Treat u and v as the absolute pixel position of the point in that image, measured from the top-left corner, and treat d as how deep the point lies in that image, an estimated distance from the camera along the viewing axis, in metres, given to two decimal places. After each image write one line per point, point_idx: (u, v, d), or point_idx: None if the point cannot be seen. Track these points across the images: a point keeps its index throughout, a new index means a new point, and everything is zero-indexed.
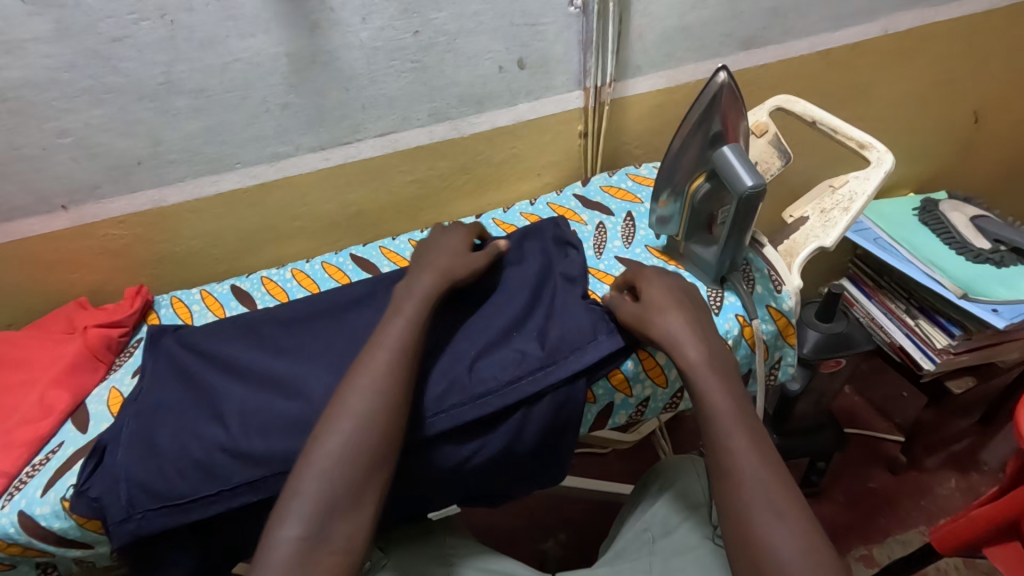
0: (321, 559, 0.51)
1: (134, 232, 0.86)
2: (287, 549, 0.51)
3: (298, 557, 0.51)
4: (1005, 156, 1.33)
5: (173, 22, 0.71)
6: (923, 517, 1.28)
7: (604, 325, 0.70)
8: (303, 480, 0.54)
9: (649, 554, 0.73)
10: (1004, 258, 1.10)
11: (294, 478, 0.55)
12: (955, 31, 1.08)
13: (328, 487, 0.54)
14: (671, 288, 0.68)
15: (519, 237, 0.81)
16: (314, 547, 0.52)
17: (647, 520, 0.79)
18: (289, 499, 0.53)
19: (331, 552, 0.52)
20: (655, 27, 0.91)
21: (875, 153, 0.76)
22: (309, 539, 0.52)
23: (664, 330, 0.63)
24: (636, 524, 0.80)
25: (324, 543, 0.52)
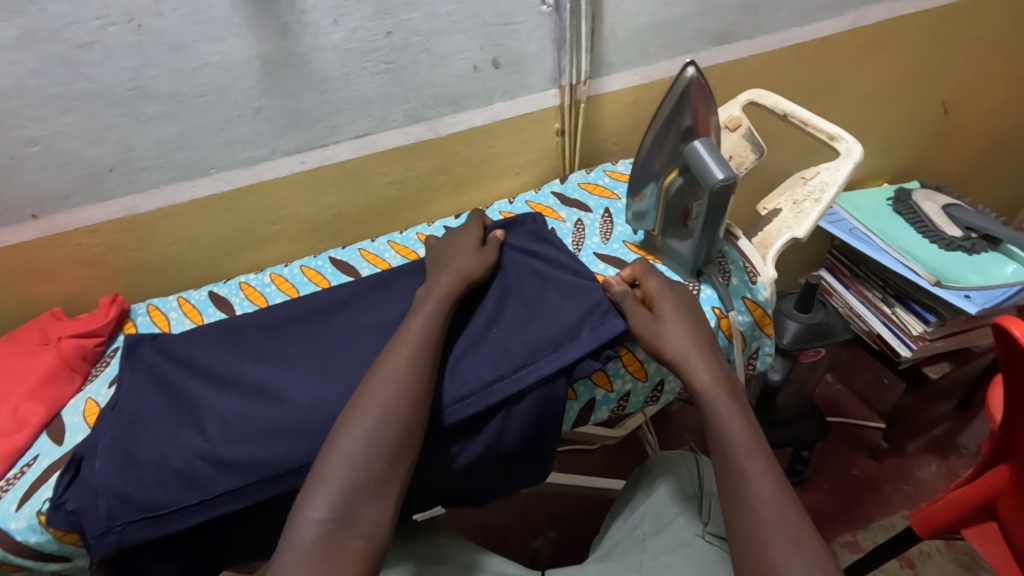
0: (346, 542, 0.53)
1: (108, 241, 0.85)
2: (313, 531, 0.53)
3: (324, 538, 0.53)
4: (974, 145, 1.36)
5: (141, 27, 0.70)
6: (905, 501, 1.30)
7: (586, 320, 0.69)
8: (331, 465, 0.56)
9: (639, 553, 0.73)
10: (975, 245, 1.13)
11: (321, 462, 0.56)
12: (922, 24, 1.10)
13: (354, 472, 0.56)
14: (683, 302, 0.71)
15: (501, 228, 0.82)
16: (340, 530, 0.54)
17: (637, 518, 0.80)
18: (317, 482, 0.55)
19: (356, 536, 0.54)
20: (628, 24, 0.92)
21: (845, 145, 0.78)
22: (334, 523, 0.54)
23: (676, 345, 0.66)
24: (626, 522, 0.81)
25: (351, 526, 0.54)
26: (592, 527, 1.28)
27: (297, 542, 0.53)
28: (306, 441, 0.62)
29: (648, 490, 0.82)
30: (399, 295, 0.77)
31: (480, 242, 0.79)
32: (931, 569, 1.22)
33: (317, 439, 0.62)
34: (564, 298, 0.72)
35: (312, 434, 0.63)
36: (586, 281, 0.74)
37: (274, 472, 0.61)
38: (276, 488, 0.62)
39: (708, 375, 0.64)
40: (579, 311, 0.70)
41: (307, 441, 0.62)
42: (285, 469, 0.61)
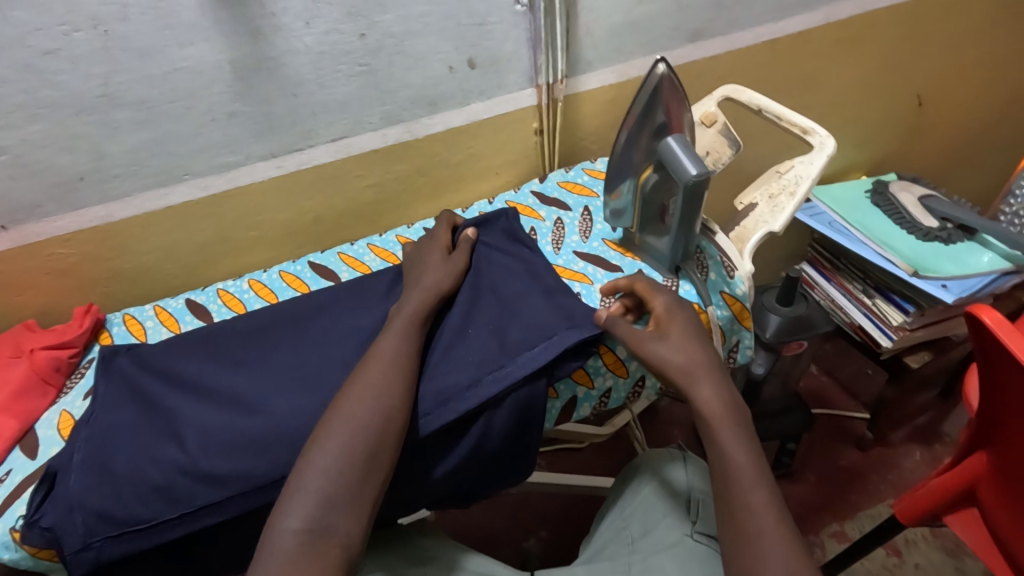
0: (325, 549, 0.53)
1: (81, 251, 0.84)
2: (289, 540, 0.53)
3: (303, 547, 0.52)
4: (948, 137, 1.38)
5: (108, 32, 0.69)
6: (890, 490, 1.32)
7: (563, 320, 0.69)
8: (307, 476, 0.55)
9: (628, 554, 0.74)
10: (952, 235, 1.14)
11: (296, 476, 0.56)
12: (893, 18, 1.11)
13: (329, 484, 0.55)
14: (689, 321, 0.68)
15: (473, 225, 0.82)
16: (317, 539, 0.53)
17: (626, 518, 0.79)
18: (293, 494, 0.55)
19: (333, 544, 0.53)
20: (603, 23, 0.92)
21: (818, 138, 0.78)
22: (311, 533, 0.53)
23: (685, 365, 0.65)
24: (614, 522, 0.80)
25: (328, 535, 0.54)
26: (582, 526, 1.28)
27: (274, 550, 0.52)
28: (288, 452, 0.61)
29: (637, 490, 0.81)
30: (379, 298, 0.76)
31: (448, 250, 0.78)
32: (917, 556, 1.23)
33: (298, 448, 0.62)
34: (541, 299, 0.72)
35: (292, 442, 0.62)
36: (557, 287, 0.74)
37: (256, 484, 0.60)
38: (257, 499, 0.61)
39: (717, 395, 0.63)
40: (556, 312, 0.70)
41: (288, 451, 0.62)
42: (268, 480, 0.61)
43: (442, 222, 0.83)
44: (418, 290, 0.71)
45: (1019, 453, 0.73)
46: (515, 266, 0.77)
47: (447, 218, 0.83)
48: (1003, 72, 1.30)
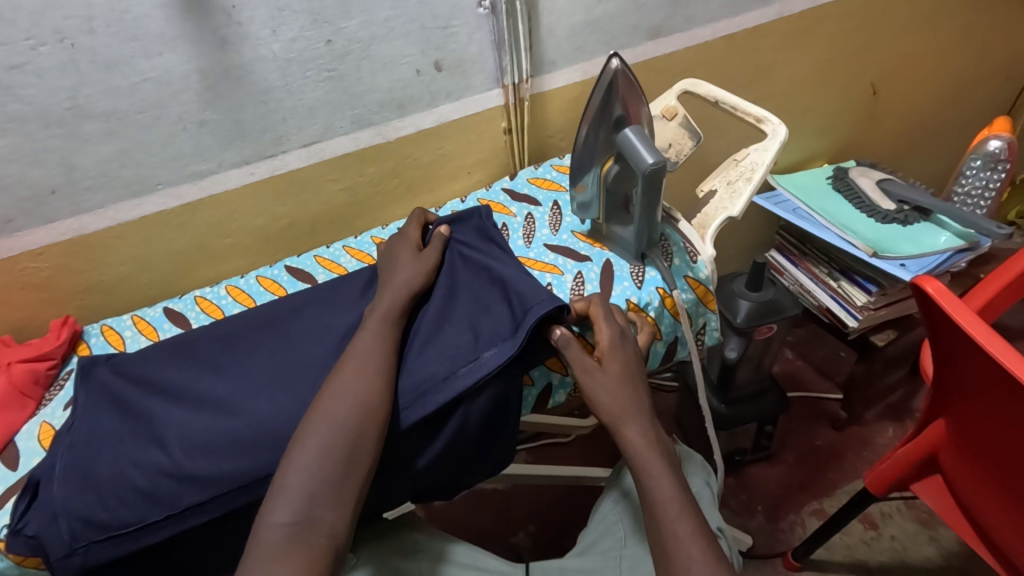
0: (312, 540, 0.54)
1: (55, 264, 0.84)
2: (277, 534, 0.53)
3: (290, 538, 0.53)
4: (903, 123, 1.44)
5: (74, 45, 0.70)
6: (865, 466, 1.36)
7: (531, 303, 0.69)
8: (289, 475, 0.57)
9: (620, 548, 0.75)
10: (908, 216, 1.19)
11: (280, 475, 0.57)
12: (843, 11, 1.16)
13: (313, 478, 0.57)
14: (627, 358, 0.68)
15: (447, 223, 0.84)
16: (303, 531, 0.54)
17: (620, 514, 0.80)
18: (276, 492, 0.56)
19: (320, 535, 0.54)
20: (564, 23, 0.95)
21: (771, 126, 0.82)
22: (297, 525, 0.54)
23: (616, 404, 0.65)
24: (607, 516, 0.81)
25: (314, 526, 0.55)
26: (569, 516, 1.30)
27: (261, 546, 0.53)
28: (269, 450, 0.63)
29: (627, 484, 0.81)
30: (357, 298, 0.78)
31: (418, 247, 0.80)
32: (893, 528, 1.27)
33: (280, 445, 0.63)
34: (509, 288, 0.73)
35: (274, 441, 0.63)
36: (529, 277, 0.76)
37: (239, 483, 0.62)
38: (241, 499, 0.62)
39: (644, 439, 0.63)
40: (523, 297, 0.71)
41: (270, 450, 0.63)
42: (251, 479, 0.62)
43: (413, 222, 0.84)
44: (392, 287, 0.73)
45: (970, 417, 0.78)
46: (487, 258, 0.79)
47: (419, 215, 0.86)
48: (952, 60, 1.37)
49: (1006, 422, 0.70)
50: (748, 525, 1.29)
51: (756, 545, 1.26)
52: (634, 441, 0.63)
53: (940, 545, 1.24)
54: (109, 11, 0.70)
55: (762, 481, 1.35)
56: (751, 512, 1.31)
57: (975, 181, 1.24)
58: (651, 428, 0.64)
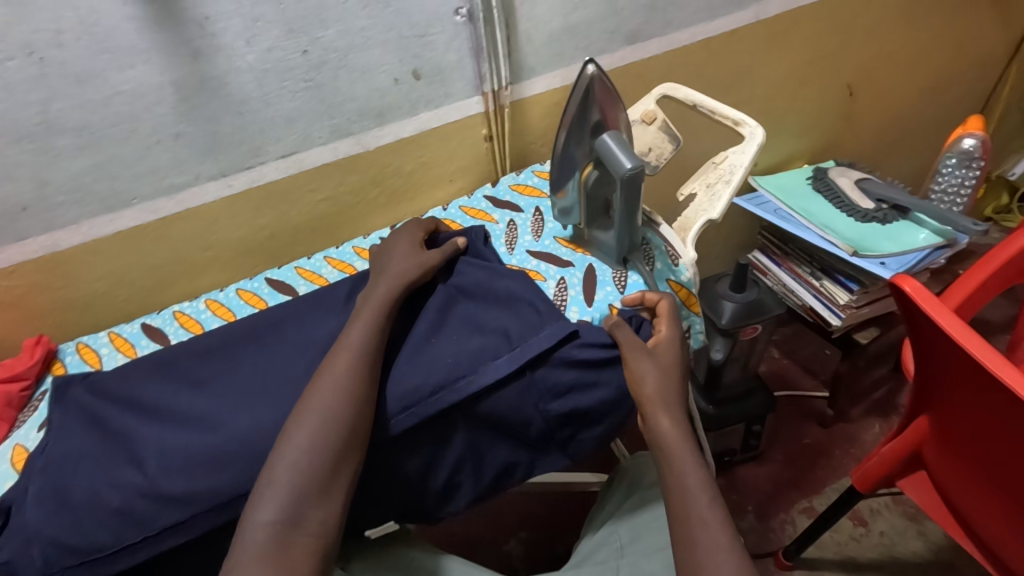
0: (298, 541, 0.54)
1: (29, 282, 0.82)
2: (262, 533, 0.54)
3: (276, 539, 0.54)
4: (879, 123, 1.46)
5: (42, 59, 0.69)
6: (853, 463, 1.37)
7: (530, 329, 0.69)
8: (277, 471, 0.57)
9: (617, 558, 0.75)
10: (887, 215, 1.21)
11: (267, 469, 0.57)
12: (817, 14, 1.18)
13: (300, 476, 0.57)
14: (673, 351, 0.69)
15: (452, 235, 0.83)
16: (288, 530, 0.55)
17: (614, 524, 0.81)
18: (264, 489, 0.56)
19: (305, 535, 0.55)
20: (542, 29, 0.95)
21: (748, 129, 0.82)
22: (282, 524, 0.55)
23: (655, 392, 0.65)
24: (603, 528, 0.82)
25: (299, 526, 0.55)
26: (561, 523, 1.30)
27: (246, 545, 0.53)
28: (250, 466, 0.62)
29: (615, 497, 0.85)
30: (341, 307, 0.77)
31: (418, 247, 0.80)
32: (882, 524, 1.28)
33: (261, 461, 0.62)
34: (505, 311, 0.72)
35: (256, 456, 0.62)
36: (526, 295, 0.73)
37: (220, 500, 0.60)
38: (223, 516, 0.61)
39: (678, 430, 0.63)
40: (520, 321, 0.70)
41: (249, 466, 0.62)
42: (231, 496, 0.61)
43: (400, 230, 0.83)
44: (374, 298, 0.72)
45: (952, 415, 0.78)
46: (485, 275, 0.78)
47: (430, 223, 0.85)
48: (925, 61, 1.39)
49: (987, 421, 0.71)
50: (738, 525, 1.29)
51: (748, 545, 1.26)
52: (665, 427, 0.63)
53: (928, 539, 1.25)
54: (79, 23, 0.69)
55: (751, 480, 1.36)
56: (741, 512, 1.31)
57: (950, 179, 1.26)
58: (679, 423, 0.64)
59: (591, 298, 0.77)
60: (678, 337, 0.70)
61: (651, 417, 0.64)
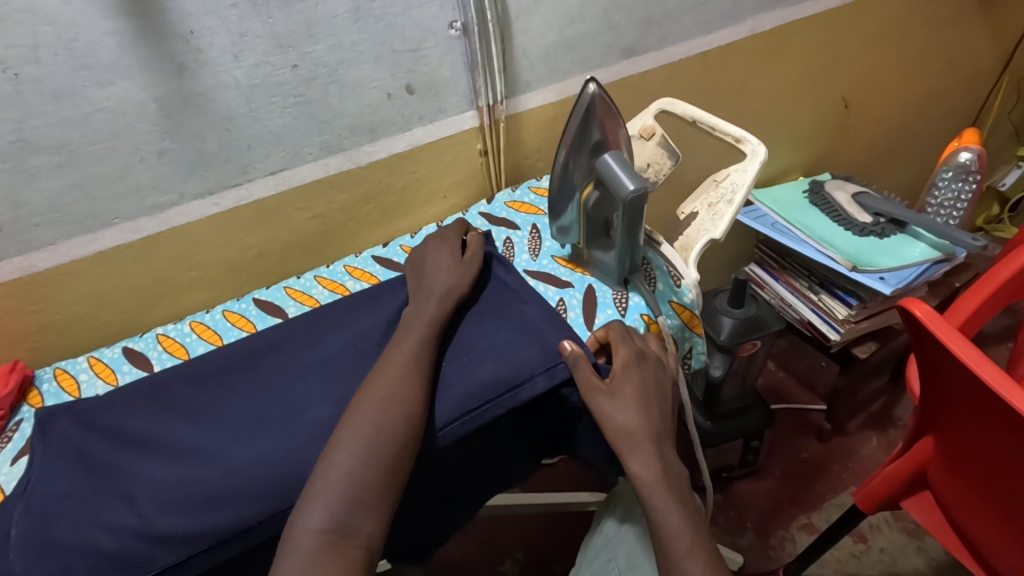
0: (347, 549, 0.53)
1: (4, 305, 0.79)
2: (312, 539, 0.53)
3: (325, 546, 0.53)
4: (874, 135, 1.46)
5: (18, 76, 0.66)
6: (851, 478, 1.35)
7: (540, 362, 0.66)
8: (329, 477, 0.55)
9: None
10: (885, 229, 1.20)
11: (319, 476, 0.56)
12: (812, 28, 1.17)
13: (352, 485, 0.55)
14: (646, 381, 0.67)
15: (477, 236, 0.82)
16: (338, 538, 0.53)
17: (610, 550, 0.79)
18: (316, 495, 0.55)
19: (355, 545, 0.54)
20: (537, 43, 0.94)
21: (750, 146, 0.81)
22: (333, 532, 0.53)
23: (626, 427, 0.63)
24: (599, 556, 0.80)
25: (349, 535, 0.54)
26: (559, 544, 1.27)
27: (295, 549, 0.52)
28: (249, 500, 0.57)
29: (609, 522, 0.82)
30: (337, 328, 0.74)
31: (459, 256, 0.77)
32: (882, 540, 1.27)
33: (260, 495, 0.58)
34: (516, 332, 0.69)
35: (253, 491, 0.58)
36: (535, 323, 0.71)
37: (219, 539, 0.56)
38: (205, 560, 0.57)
39: (653, 468, 0.62)
40: (536, 348, 0.68)
41: (247, 502, 0.57)
42: (231, 534, 0.56)
43: (431, 249, 0.78)
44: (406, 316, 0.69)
45: (960, 435, 0.76)
46: (502, 292, 0.75)
47: (461, 224, 0.84)
48: (918, 74, 1.39)
49: (996, 441, 0.69)
50: (737, 542, 1.27)
51: (747, 563, 1.24)
52: (639, 470, 0.61)
53: (929, 555, 1.24)
54: (57, 39, 0.66)
55: (748, 496, 1.34)
56: (740, 530, 1.29)
57: (947, 193, 1.25)
58: (661, 458, 0.63)
59: (591, 322, 0.75)
60: (634, 359, 0.68)
61: (625, 459, 0.62)
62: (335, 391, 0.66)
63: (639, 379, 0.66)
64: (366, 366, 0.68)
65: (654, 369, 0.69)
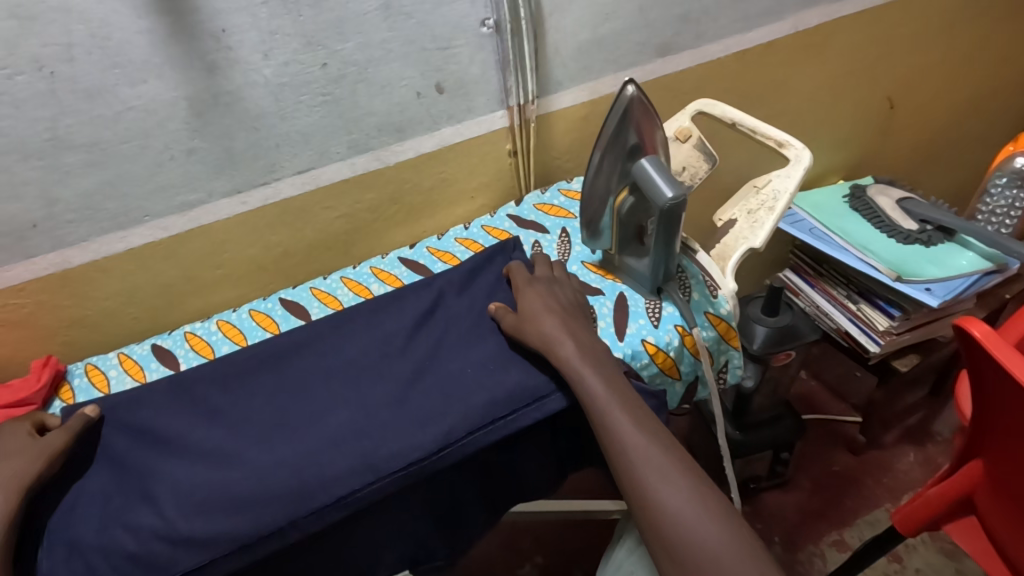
0: None
1: (37, 300, 0.79)
2: None
3: None
4: (920, 137, 1.39)
5: (53, 74, 0.66)
6: (886, 494, 1.30)
7: None
8: None
9: None
10: (931, 237, 1.14)
11: None
12: (858, 24, 1.12)
13: None
14: (542, 293, 0.71)
15: (509, 246, 0.82)
16: None
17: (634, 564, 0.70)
18: None
19: None
20: (570, 41, 0.91)
21: (794, 151, 0.78)
22: None
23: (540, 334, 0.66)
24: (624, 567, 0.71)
25: None
26: (579, 551, 1.24)
27: None
28: (271, 505, 0.56)
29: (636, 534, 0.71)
30: (361, 331, 0.73)
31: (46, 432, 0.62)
32: (918, 561, 1.21)
33: (281, 501, 0.56)
34: None
35: (271, 497, 0.56)
36: None
37: (239, 545, 0.54)
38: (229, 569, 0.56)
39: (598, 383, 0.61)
40: None
41: (269, 507, 0.56)
42: (254, 538, 0.55)
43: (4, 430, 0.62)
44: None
45: (1010, 457, 0.72)
46: None
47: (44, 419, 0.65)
48: (969, 74, 1.32)
49: None
50: None
51: None
52: None
53: None
54: (90, 37, 0.66)
55: (778, 508, 1.30)
56: (767, 542, 1.24)
57: (999, 199, 1.19)
58: None
59: (622, 331, 0.72)
60: (527, 280, 0.74)
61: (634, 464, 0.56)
62: (357, 396, 0.65)
63: (536, 292, 0.71)
64: (389, 371, 0.67)
65: (552, 282, 0.73)
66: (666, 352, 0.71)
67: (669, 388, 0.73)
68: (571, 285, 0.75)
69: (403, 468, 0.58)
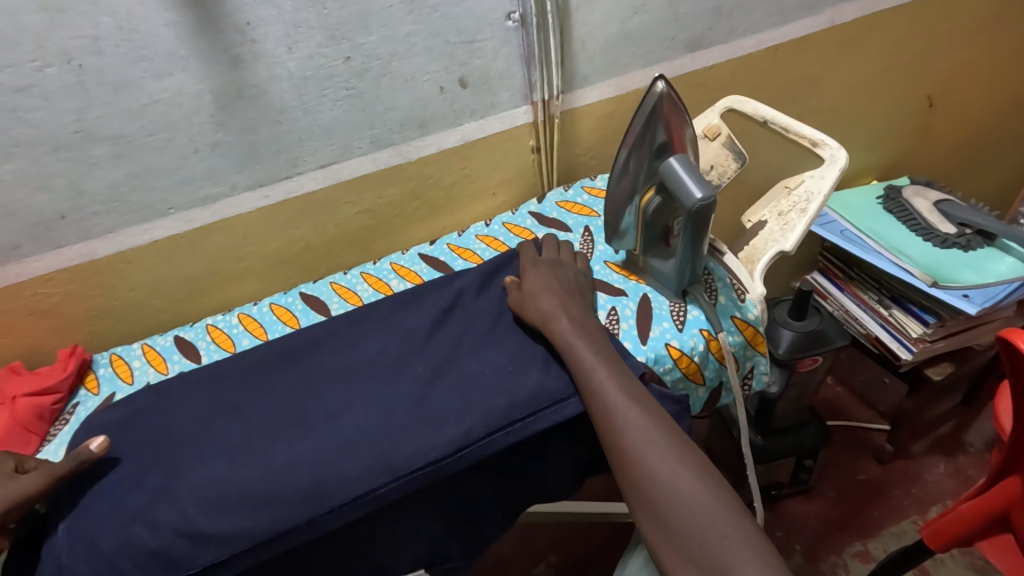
0: None
1: (65, 290, 0.81)
2: None
3: None
4: (959, 137, 1.34)
5: (81, 66, 0.67)
6: (913, 505, 1.26)
7: None
8: None
9: None
10: (970, 241, 1.10)
11: None
12: (898, 18, 1.08)
13: None
14: (547, 275, 0.73)
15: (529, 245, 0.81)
16: None
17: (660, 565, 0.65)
18: None
19: None
20: (597, 36, 0.89)
21: (828, 150, 0.75)
22: None
23: (545, 310, 0.67)
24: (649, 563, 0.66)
25: None
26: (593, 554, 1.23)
27: None
28: (288, 502, 0.56)
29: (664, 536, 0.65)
30: (381, 328, 0.72)
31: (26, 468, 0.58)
32: None
33: (297, 497, 0.56)
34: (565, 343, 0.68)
35: (287, 495, 0.56)
36: None
37: (256, 542, 0.54)
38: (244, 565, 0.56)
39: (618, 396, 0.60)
40: None
41: (287, 504, 0.56)
42: (271, 535, 0.55)
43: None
44: None
45: None
46: None
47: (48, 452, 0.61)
48: (1014, 71, 1.27)
49: None
50: None
51: None
52: None
53: None
54: (118, 30, 0.66)
55: (799, 516, 1.27)
56: (788, 550, 1.21)
57: None
58: None
59: (645, 334, 0.70)
60: (532, 262, 0.76)
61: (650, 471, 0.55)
62: (374, 395, 0.64)
63: (538, 274, 0.73)
64: (408, 369, 0.67)
65: (555, 265, 0.75)
66: (690, 356, 0.69)
67: (692, 394, 0.72)
68: (576, 270, 0.76)
69: (420, 468, 0.58)
